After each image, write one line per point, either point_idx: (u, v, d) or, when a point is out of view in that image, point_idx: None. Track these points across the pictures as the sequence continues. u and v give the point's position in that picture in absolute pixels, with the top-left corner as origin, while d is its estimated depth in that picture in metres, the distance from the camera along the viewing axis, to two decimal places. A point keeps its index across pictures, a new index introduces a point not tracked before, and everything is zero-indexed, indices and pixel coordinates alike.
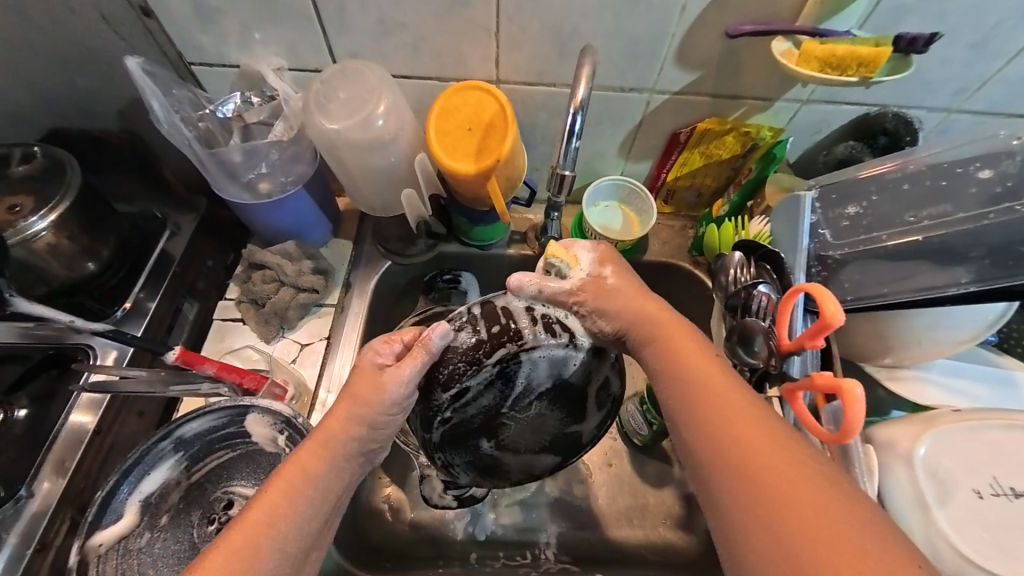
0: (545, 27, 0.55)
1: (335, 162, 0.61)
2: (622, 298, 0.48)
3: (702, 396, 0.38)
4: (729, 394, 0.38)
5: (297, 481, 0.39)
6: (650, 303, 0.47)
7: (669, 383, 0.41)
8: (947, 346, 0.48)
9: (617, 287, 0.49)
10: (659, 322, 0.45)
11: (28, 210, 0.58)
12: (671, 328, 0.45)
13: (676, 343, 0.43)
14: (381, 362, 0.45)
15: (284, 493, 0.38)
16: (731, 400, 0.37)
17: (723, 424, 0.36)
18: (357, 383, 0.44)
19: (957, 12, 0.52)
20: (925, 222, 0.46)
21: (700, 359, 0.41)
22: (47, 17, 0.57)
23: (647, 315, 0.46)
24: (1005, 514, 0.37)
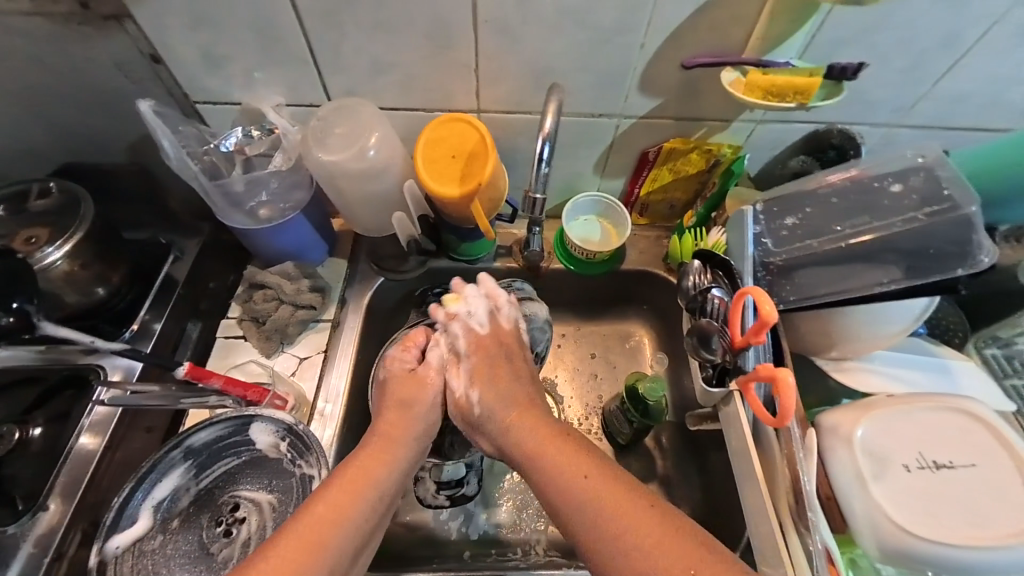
0: (520, 64, 0.61)
1: (332, 190, 0.66)
2: (495, 391, 0.53)
3: (579, 498, 0.44)
4: (605, 491, 0.43)
5: (362, 481, 0.46)
6: (523, 422, 0.51)
7: (541, 484, 0.46)
8: (883, 339, 0.53)
9: (490, 407, 0.52)
10: (535, 436, 0.49)
11: (45, 241, 0.62)
12: (543, 439, 0.49)
13: (546, 446, 0.48)
14: (408, 362, 0.57)
15: (352, 492, 0.45)
16: (623, 507, 0.42)
17: (614, 528, 0.41)
18: (398, 387, 0.55)
19: (883, 43, 0.58)
20: (848, 231, 0.52)
21: (569, 455, 0.47)
22: (64, 65, 0.62)
23: (515, 432, 0.50)
24: (932, 485, 0.42)
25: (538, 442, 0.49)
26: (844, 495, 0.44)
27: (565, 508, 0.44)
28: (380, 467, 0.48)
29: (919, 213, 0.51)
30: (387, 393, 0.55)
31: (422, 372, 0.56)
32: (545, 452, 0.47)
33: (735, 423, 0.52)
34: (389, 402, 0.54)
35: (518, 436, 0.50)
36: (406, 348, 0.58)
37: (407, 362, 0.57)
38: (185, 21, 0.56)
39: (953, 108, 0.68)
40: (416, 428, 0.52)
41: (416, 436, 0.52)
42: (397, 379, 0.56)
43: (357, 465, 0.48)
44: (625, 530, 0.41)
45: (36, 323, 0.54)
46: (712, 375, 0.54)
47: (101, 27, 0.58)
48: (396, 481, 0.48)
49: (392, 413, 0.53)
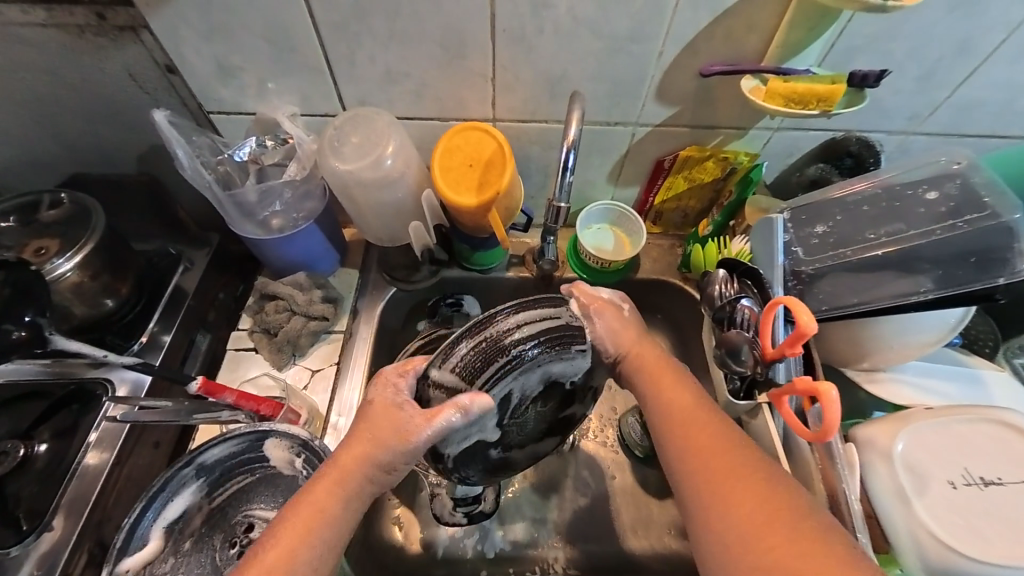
0: (536, 73, 0.60)
1: (346, 199, 0.66)
2: (629, 329, 0.53)
3: (674, 411, 0.46)
4: (700, 422, 0.44)
5: (316, 519, 0.40)
6: (647, 347, 0.52)
7: (654, 401, 0.48)
8: (915, 349, 0.52)
9: (622, 322, 0.53)
10: (642, 360, 0.51)
11: (54, 253, 0.62)
12: (657, 365, 0.50)
13: (655, 368, 0.50)
14: (391, 395, 0.45)
15: (303, 535, 0.39)
16: (697, 425, 0.44)
17: (701, 451, 0.42)
18: (371, 421, 0.44)
19: (902, 51, 0.58)
20: (884, 239, 0.52)
21: (678, 385, 0.48)
22: (77, 75, 0.62)
23: (636, 345, 0.52)
24: (977, 501, 0.41)
25: (649, 363, 0.51)
26: (885, 512, 0.42)
27: (664, 421, 0.46)
28: (337, 502, 0.41)
29: (958, 221, 0.50)
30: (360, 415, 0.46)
31: (401, 408, 0.44)
32: (653, 371, 0.50)
33: (763, 437, 0.51)
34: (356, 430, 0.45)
35: (629, 348, 0.52)
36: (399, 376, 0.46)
37: (395, 395, 0.45)
38: (200, 31, 0.55)
39: (970, 116, 0.67)
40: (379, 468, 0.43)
41: (372, 476, 0.44)
42: (378, 409, 0.45)
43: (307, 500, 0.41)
44: (699, 442, 0.43)
45: (48, 336, 0.54)
46: (739, 388, 0.53)
47: (115, 38, 0.58)
48: (355, 514, 0.43)
49: (348, 455, 0.43)
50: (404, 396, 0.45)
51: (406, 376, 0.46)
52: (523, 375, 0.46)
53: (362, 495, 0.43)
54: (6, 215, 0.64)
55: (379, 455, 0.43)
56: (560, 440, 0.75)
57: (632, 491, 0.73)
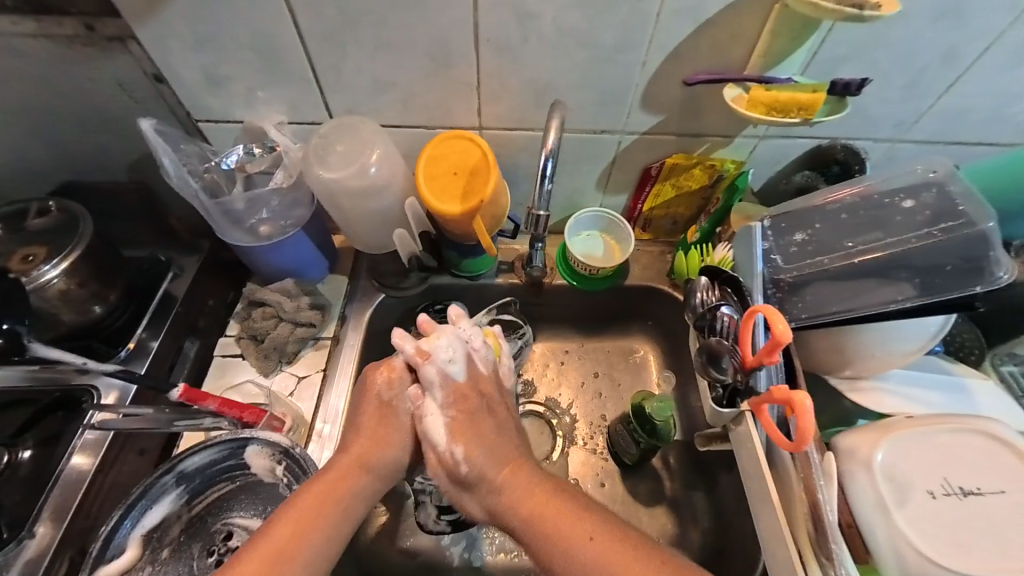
0: (522, 82, 0.61)
1: (333, 207, 0.66)
2: (485, 449, 0.50)
3: (575, 556, 0.42)
4: (592, 528, 0.44)
5: (327, 503, 0.45)
6: (519, 476, 0.49)
7: (529, 534, 0.45)
8: (898, 357, 0.52)
9: (472, 458, 0.49)
10: (526, 495, 0.47)
11: (41, 260, 0.62)
12: (536, 502, 0.46)
13: (536, 507, 0.46)
14: (386, 396, 0.53)
15: (305, 521, 0.43)
16: (594, 528, 0.44)
17: (615, 565, 0.41)
18: (368, 418, 0.52)
19: (886, 59, 0.58)
20: (860, 247, 0.52)
21: (529, 484, 0.48)
22: (67, 85, 0.63)
23: (507, 491, 0.48)
24: (957, 512, 0.41)
25: (530, 501, 0.47)
26: (866, 523, 0.42)
27: (567, 569, 0.42)
28: (341, 495, 0.46)
29: (934, 229, 0.50)
30: (358, 419, 0.53)
31: (401, 416, 0.52)
32: (539, 515, 0.45)
33: (746, 444, 0.50)
34: (364, 424, 0.52)
35: (504, 491, 0.48)
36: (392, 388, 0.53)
37: (387, 395, 0.53)
38: (187, 42, 0.56)
39: (958, 123, 0.67)
40: (377, 467, 0.50)
41: (377, 475, 0.50)
42: (384, 411, 0.52)
43: (317, 488, 0.46)
44: (610, 558, 0.42)
45: (26, 343, 0.54)
46: (721, 396, 0.52)
47: (105, 49, 0.58)
48: (361, 511, 0.47)
49: (350, 458, 0.49)
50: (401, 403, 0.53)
51: (397, 387, 0.53)
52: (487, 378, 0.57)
53: (364, 495, 0.48)
54: None
55: (385, 452, 0.51)
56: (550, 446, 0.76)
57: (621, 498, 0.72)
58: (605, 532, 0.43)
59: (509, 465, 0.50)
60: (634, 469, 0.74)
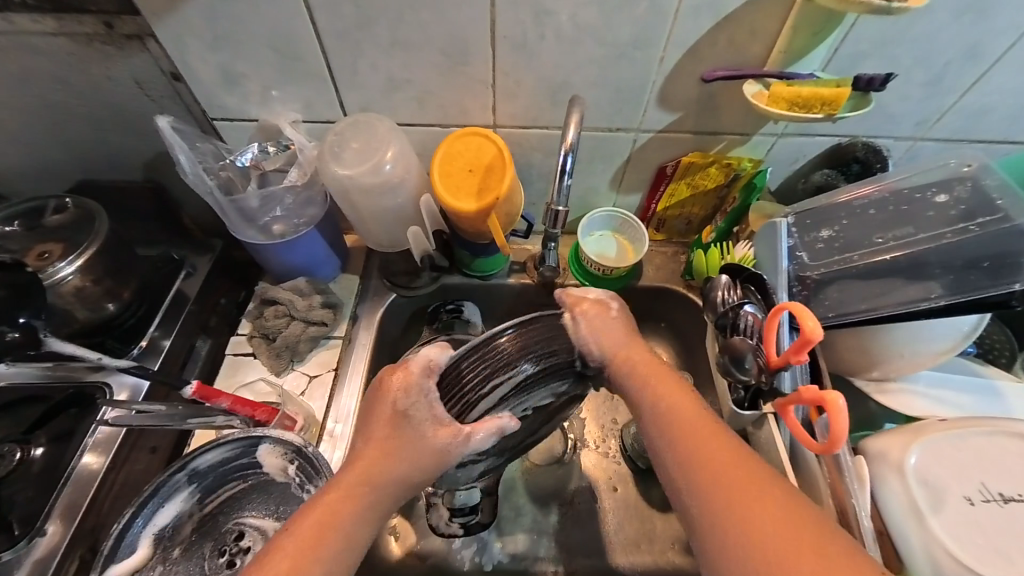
0: (538, 80, 0.60)
1: (346, 205, 0.66)
2: (607, 332, 0.50)
3: (687, 431, 0.42)
4: (708, 434, 0.41)
5: (323, 533, 0.40)
6: (636, 345, 0.49)
7: (650, 413, 0.44)
8: (928, 358, 0.51)
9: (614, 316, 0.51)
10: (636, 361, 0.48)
11: (57, 257, 0.62)
12: (648, 370, 0.47)
13: (654, 375, 0.47)
14: (401, 403, 0.45)
15: (315, 539, 0.39)
16: (702, 436, 0.41)
17: (709, 467, 0.39)
18: (377, 429, 0.45)
19: (908, 55, 0.57)
20: (891, 243, 0.51)
21: (674, 395, 0.45)
22: (86, 83, 0.63)
23: (626, 350, 0.49)
24: (999, 519, 0.39)
25: (641, 366, 0.48)
26: (899, 530, 0.40)
27: (659, 421, 0.44)
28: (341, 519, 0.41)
29: (970, 224, 0.49)
30: (365, 429, 0.46)
31: (423, 424, 0.44)
32: (648, 379, 0.47)
33: (770, 449, 0.49)
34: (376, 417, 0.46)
35: (617, 348, 0.49)
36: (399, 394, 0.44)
37: (404, 404, 0.44)
38: (205, 39, 0.56)
39: (979, 121, 0.66)
40: (388, 483, 0.44)
41: (388, 492, 0.44)
42: (387, 420, 0.45)
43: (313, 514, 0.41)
44: (706, 460, 0.39)
45: (42, 338, 0.53)
46: (742, 398, 0.51)
47: (124, 47, 0.59)
48: (367, 534, 0.42)
49: (355, 473, 0.44)
50: (412, 420, 0.44)
51: (415, 395, 0.44)
52: (537, 391, 0.47)
53: (369, 515, 0.43)
54: (13, 220, 0.65)
55: (391, 469, 0.44)
56: (562, 449, 0.74)
57: (635, 503, 0.71)
58: (705, 423, 0.42)
59: (630, 336, 0.50)
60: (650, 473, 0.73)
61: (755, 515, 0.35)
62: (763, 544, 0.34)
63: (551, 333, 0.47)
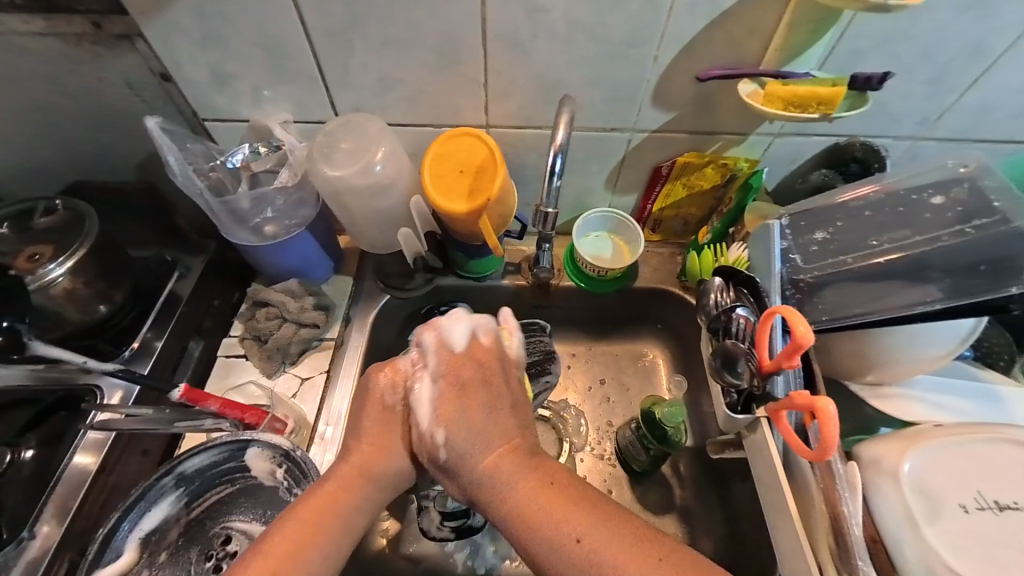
0: (530, 79, 0.60)
1: (337, 206, 0.65)
2: (470, 431, 0.44)
3: (572, 556, 0.38)
4: (604, 538, 0.38)
5: (322, 519, 0.42)
6: (512, 462, 0.43)
7: (542, 555, 0.39)
8: (926, 363, 0.51)
9: (484, 408, 0.45)
10: (516, 490, 0.41)
11: (48, 259, 0.61)
12: (531, 496, 0.41)
13: (531, 505, 0.40)
14: (392, 400, 0.49)
15: (312, 525, 0.41)
16: (600, 541, 0.38)
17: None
18: (373, 420, 0.48)
19: (907, 53, 0.56)
20: (887, 246, 0.50)
21: (562, 513, 0.40)
22: (75, 84, 0.63)
23: (501, 474, 0.42)
24: (993, 528, 0.38)
25: (518, 497, 0.41)
26: (892, 538, 0.40)
27: (550, 554, 0.39)
28: (339, 508, 0.43)
29: (966, 226, 0.48)
30: (358, 425, 0.49)
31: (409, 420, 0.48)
32: (530, 512, 0.40)
33: (763, 453, 0.48)
34: (371, 410, 0.49)
35: (483, 471, 0.42)
36: (387, 391, 0.49)
37: (393, 398, 0.49)
38: (195, 39, 0.56)
39: (981, 119, 0.65)
40: (382, 475, 0.46)
41: (381, 485, 0.46)
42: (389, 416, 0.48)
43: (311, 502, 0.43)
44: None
45: (26, 341, 0.53)
46: (736, 401, 0.50)
47: (113, 48, 0.58)
48: (360, 523, 0.44)
49: (349, 466, 0.46)
50: (407, 414, 0.48)
51: (401, 391, 0.49)
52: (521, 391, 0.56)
53: (364, 506, 0.45)
54: (4, 222, 0.65)
55: (390, 460, 0.47)
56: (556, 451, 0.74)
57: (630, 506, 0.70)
58: (602, 523, 0.39)
59: (505, 441, 0.44)
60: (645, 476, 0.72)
61: None
62: None
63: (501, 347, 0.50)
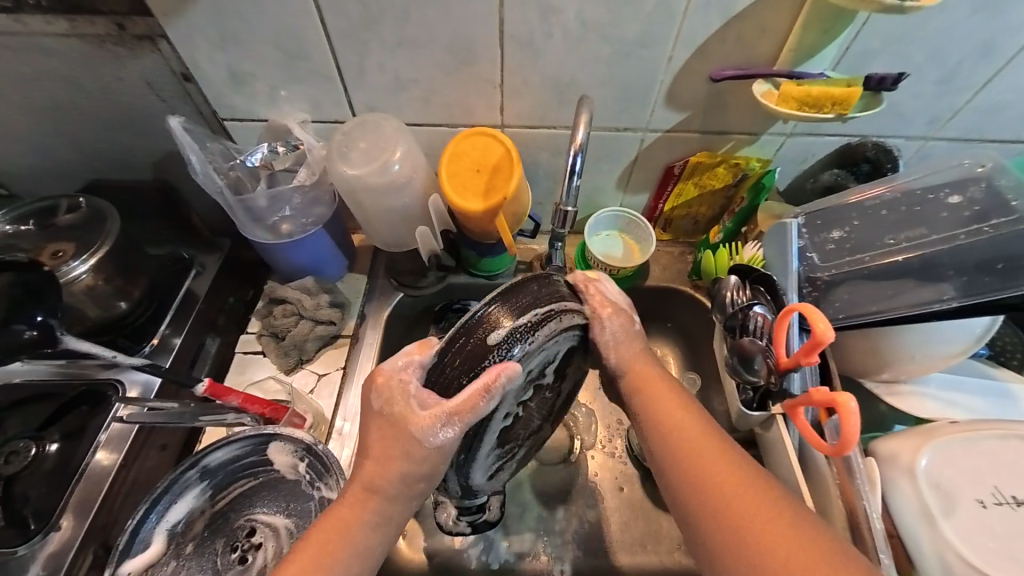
0: (545, 80, 0.60)
1: (354, 204, 0.66)
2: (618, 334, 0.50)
3: (678, 442, 0.45)
4: (703, 442, 0.44)
5: (334, 545, 0.42)
6: (642, 357, 0.51)
7: (647, 423, 0.48)
8: (939, 361, 0.51)
9: (625, 336, 0.51)
10: (636, 372, 0.50)
11: (70, 256, 0.62)
12: (647, 380, 0.50)
13: (647, 382, 0.50)
14: (379, 404, 0.45)
15: (323, 549, 0.42)
16: (700, 452, 0.43)
17: (703, 474, 0.42)
18: (373, 436, 0.46)
19: (920, 53, 0.57)
20: (903, 245, 0.51)
21: (670, 404, 0.48)
22: (97, 84, 0.64)
23: (629, 358, 0.51)
24: (1009, 523, 0.39)
25: (638, 378, 0.50)
26: (910, 533, 0.40)
27: (654, 435, 0.46)
28: (353, 530, 0.43)
29: (984, 225, 0.48)
30: (363, 440, 0.47)
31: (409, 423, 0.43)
32: (646, 392, 0.49)
33: (779, 450, 0.49)
34: (371, 424, 0.46)
35: (622, 358, 0.51)
36: (400, 374, 0.44)
37: (380, 404, 0.45)
38: (215, 40, 0.56)
39: (992, 120, 0.65)
40: (388, 489, 0.45)
41: (391, 497, 0.45)
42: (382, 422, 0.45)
43: (324, 527, 0.44)
44: (693, 465, 0.43)
45: (59, 336, 0.54)
46: (751, 399, 0.51)
47: (135, 48, 0.59)
48: (378, 541, 0.45)
49: (357, 485, 0.46)
50: (408, 405, 0.44)
51: (391, 398, 0.44)
52: (552, 343, 0.45)
53: (377, 524, 0.45)
54: (25, 219, 0.66)
55: (393, 472, 0.44)
56: (568, 446, 0.76)
57: (641, 503, 0.71)
58: (702, 431, 0.45)
59: (637, 353, 0.51)
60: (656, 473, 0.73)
61: (741, 517, 0.39)
62: (750, 548, 0.37)
63: (543, 295, 0.44)
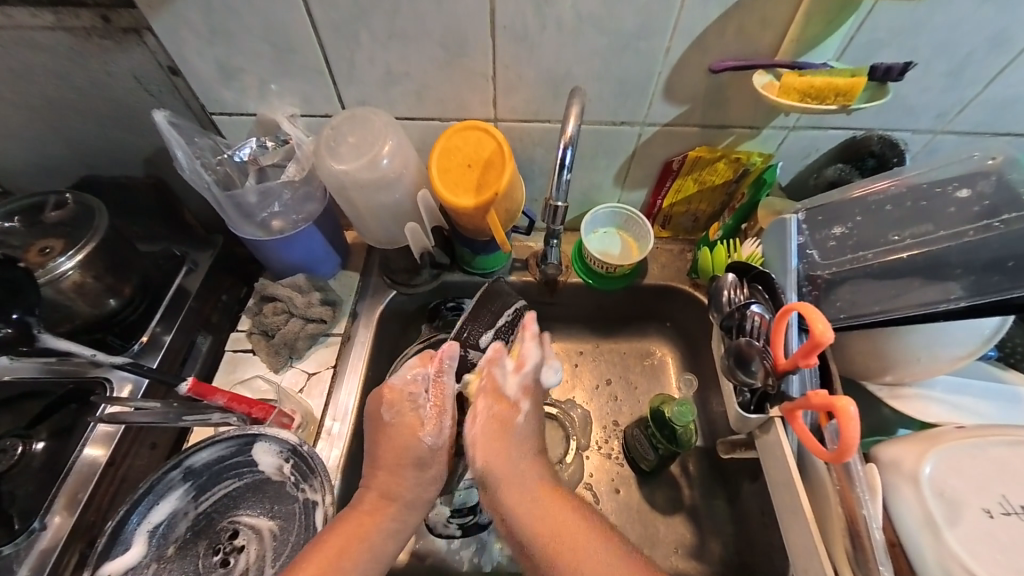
0: (538, 73, 0.59)
1: (344, 201, 0.65)
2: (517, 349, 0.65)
3: (531, 502, 0.49)
4: (553, 496, 0.49)
5: (352, 545, 0.46)
6: (532, 470, 0.52)
7: (520, 529, 0.48)
8: (945, 363, 0.49)
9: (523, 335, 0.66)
10: (533, 494, 0.50)
11: (58, 253, 0.62)
12: (539, 501, 0.49)
13: (555, 523, 0.47)
14: (390, 416, 0.52)
15: (341, 550, 0.45)
16: (564, 518, 0.47)
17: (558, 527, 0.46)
18: (390, 444, 0.51)
19: (929, 43, 0.54)
20: (908, 241, 0.49)
21: (560, 511, 0.48)
22: (84, 77, 0.63)
23: (522, 480, 0.51)
24: (1017, 536, 0.37)
25: (540, 496, 0.49)
26: (912, 544, 0.38)
27: (528, 527, 0.47)
28: (370, 533, 0.47)
29: (994, 221, 0.47)
30: (374, 451, 0.52)
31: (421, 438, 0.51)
32: (548, 510, 0.48)
33: (776, 454, 0.47)
34: (385, 432, 0.52)
35: (496, 450, 0.52)
36: (409, 387, 0.52)
37: (390, 416, 0.51)
38: (202, 33, 0.55)
39: (1004, 112, 0.63)
40: (407, 494, 0.50)
41: (406, 504, 0.50)
42: (391, 434, 0.51)
43: (340, 533, 0.47)
44: (562, 534, 0.46)
45: (36, 334, 0.53)
46: (748, 401, 0.50)
47: (121, 41, 0.58)
48: (390, 550, 0.48)
49: (374, 494, 0.50)
50: (416, 413, 0.51)
51: (402, 409, 0.51)
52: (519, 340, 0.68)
53: (394, 531, 0.49)
54: (13, 216, 0.65)
55: (406, 476, 0.50)
56: (563, 450, 0.73)
57: (637, 506, 0.70)
58: (573, 513, 0.48)
59: (529, 466, 0.52)
60: (653, 475, 0.72)
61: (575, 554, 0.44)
62: None
63: (506, 299, 0.64)
